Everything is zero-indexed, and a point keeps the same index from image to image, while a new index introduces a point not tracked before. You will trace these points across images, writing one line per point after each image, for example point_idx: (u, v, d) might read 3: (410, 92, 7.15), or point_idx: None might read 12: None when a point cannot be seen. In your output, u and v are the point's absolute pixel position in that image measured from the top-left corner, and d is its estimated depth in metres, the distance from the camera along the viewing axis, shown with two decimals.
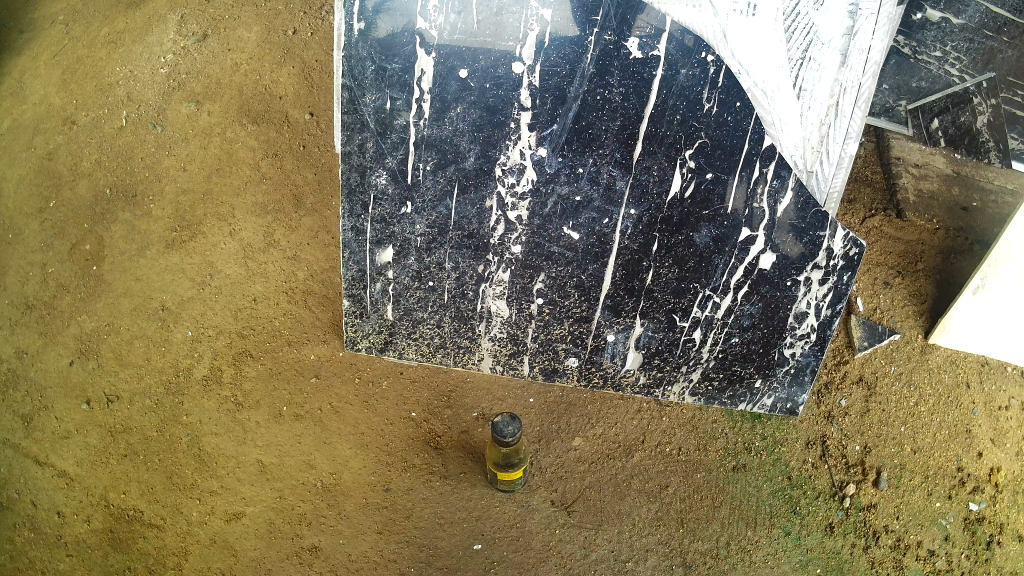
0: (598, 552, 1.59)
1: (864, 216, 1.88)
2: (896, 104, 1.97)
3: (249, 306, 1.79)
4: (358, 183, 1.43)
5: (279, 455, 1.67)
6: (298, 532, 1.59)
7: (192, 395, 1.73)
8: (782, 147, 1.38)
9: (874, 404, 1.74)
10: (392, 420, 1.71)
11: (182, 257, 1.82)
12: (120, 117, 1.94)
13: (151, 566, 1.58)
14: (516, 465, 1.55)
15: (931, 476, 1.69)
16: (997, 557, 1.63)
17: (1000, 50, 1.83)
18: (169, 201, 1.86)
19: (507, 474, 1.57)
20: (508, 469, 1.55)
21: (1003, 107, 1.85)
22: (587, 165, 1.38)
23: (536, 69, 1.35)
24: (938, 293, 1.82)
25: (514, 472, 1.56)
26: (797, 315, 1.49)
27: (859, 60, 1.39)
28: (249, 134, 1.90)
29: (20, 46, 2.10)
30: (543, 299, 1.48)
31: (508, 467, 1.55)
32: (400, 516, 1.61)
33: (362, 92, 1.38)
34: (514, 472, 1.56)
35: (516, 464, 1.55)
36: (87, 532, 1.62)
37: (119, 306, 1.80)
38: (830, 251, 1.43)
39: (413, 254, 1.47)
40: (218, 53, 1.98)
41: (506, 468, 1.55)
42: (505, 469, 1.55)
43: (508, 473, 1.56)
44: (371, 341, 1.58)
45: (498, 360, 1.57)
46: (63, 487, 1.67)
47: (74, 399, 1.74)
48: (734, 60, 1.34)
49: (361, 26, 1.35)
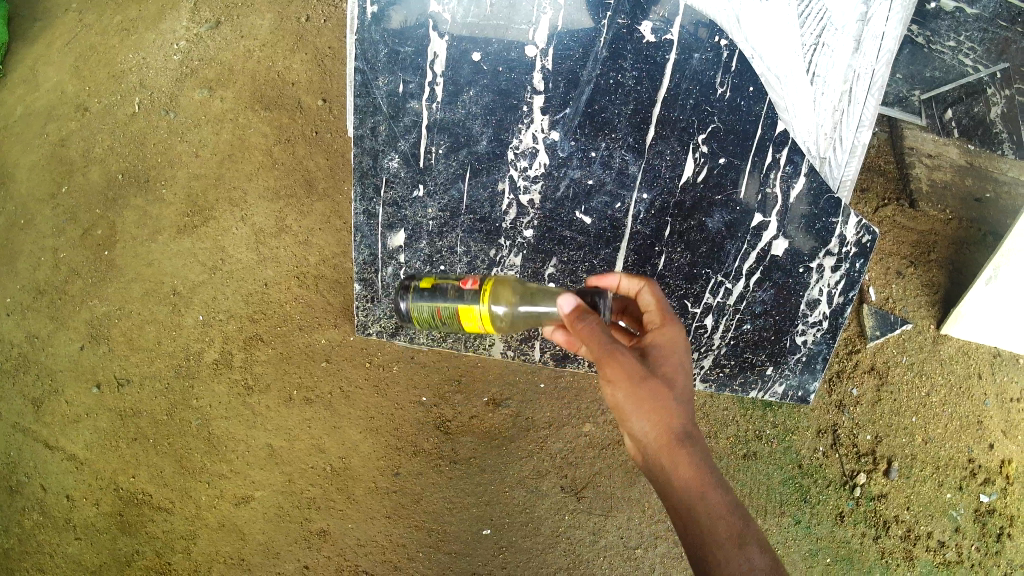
0: (606, 538, 1.67)
1: (877, 205, 1.84)
2: (909, 94, 1.88)
3: (261, 291, 1.78)
4: (370, 166, 1.43)
5: (289, 439, 1.72)
6: (306, 516, 1.69)
7: (202, 379, 1.76)
8: (795, 133, 1.40)
9: (886, 393, 1.75)
10: (403, 404, 1.71)
11: (194, 242, 1.81)
12: (132, 104, 1.88)
13: (158, 548, 1.71)
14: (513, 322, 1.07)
15: (942, 467, 1.72)
16: (1007, 549, 1.71)
17: (1015, 41, 1.75)
18: (181, 186, 1.83)
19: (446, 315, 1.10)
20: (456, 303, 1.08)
21: (1017, 99, 1.78)
22: (600, 149, 1.38)
23: (549, 53, 1.36)
24: (950, 283, 1.81)
25: (481, 324, 1.08)
26: (809, 302, 1.47)
27: (873, 46, 1.41)
28: (262, 120, 1.84)
29: (23, 29, 1.99)
30: (555, 285, 1.45)
31: (480, 286, 1.07)
32: (409, 500, 1.68)
33: (375, 76, 1.39)
34: (473, 318, 1.07)
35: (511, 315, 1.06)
36: (95, 517, 1.73)
37: (131, 290, 1.81)
38: (843, 238, 1.43)
39: (425, 238, 1.45)
40: (231, 40, 1.88)
41: (457, 299, 1.08)
42: (447, 305, 1.09)
43: (456, 317, 1.09)
44: (382, 326, 1.52)
45: (509, 346, 1.52)
46: (73, 470, 1.74)
47: (85, 382, 1.78)
48: (748, 45, 1.37)
49: (374, 10, 1.38)
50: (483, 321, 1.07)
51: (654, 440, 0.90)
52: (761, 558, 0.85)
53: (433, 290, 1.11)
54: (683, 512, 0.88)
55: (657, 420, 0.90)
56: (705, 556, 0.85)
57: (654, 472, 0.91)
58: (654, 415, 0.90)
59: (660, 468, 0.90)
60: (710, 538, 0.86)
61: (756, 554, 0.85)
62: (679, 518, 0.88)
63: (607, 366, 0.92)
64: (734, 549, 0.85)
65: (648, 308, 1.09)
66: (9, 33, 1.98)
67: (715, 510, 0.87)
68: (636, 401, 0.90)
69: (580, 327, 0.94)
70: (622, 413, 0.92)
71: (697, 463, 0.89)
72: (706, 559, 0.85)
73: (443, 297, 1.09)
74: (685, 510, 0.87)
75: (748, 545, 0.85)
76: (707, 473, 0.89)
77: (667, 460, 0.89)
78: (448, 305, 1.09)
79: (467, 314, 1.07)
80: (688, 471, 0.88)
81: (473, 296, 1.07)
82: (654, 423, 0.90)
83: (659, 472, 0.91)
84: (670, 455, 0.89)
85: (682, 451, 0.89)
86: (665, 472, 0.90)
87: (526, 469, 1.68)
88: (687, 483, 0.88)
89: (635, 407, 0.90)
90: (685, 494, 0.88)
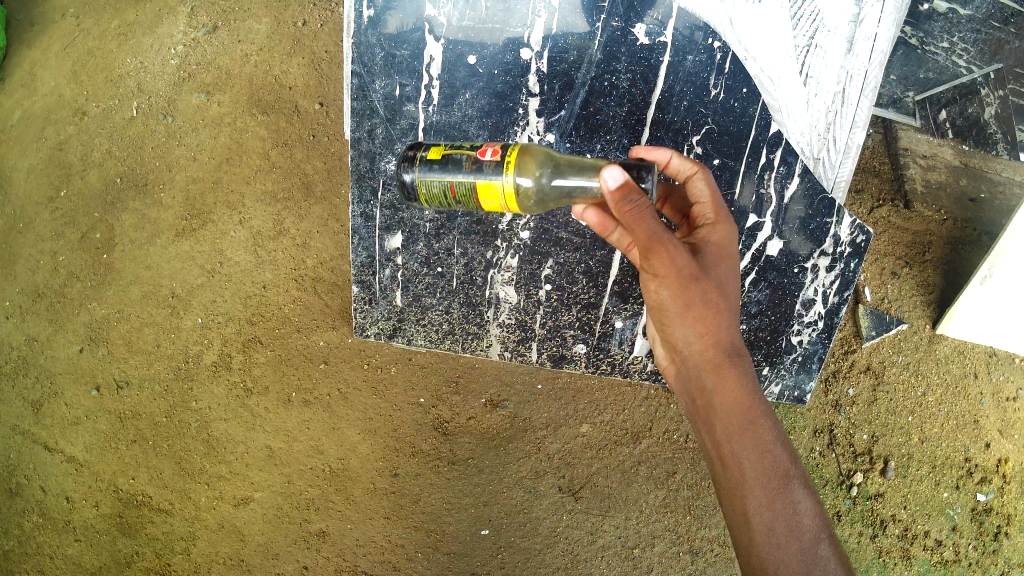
0: (604, 538, 1.67)
1: (872, 206, 1.85)
2: (903, 95, 1.88)
3: (259, 293, 1.79)
4: (367, 169, 1.44)
5: (288, 441, 1.72)
6: (305, 517, 1.69)
7: (201, 381, 1.76)
8: (789, 133, 1.42)
9: (882, 393, 1.75)
10: (401, 405, 1.72)
11: (192, 245, 1.82)
12: (130, 108, 1.89)
13: (157, 549, 1.71)
14: (536, 197, 1.10)
15: (939, 466, 1.73)
16: (1004, 547, 1.71)
17: (1007, 42, 1.77)
18: (179, 189, 1.84)
19: (463, 191, 1.13)
20: (475, 177, 1.10)
21: (1010, 99, 1.79)
22: (595, 150, 1.38)
23: (544, 55, 1.37)
24: (945, 283, 1.81)
25: (502, 202, 1.11)
26: (804, 302, 1.48)
27: (866, 47, 1.42)
28: (260, 124, 1.85)
29: (22, 33, 2.00)
30: (551, 286, 1.47)
31: (503, 160, 1.09)
32: (407, 501, 1.69)
33: (372, 79, 1.41)
34: (496, 194, 1.10)
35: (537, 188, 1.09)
36: (95, 518, 1.73)
37: (130, 293, 1.81)
38: (837, 238, 1.44)
39: (422, 240, 1.46)
40: (229, 44, 1.89)
41: (478, 173, 1.10)
42: (466, 180, 1.11)
43: (474, 193, 1.12)
44: (380, 328, 1.53)
45: (506, 347, 1.52)
46: (72, 473, 1.75)
47: (84, 384, 1.78)
48: (741, 47, 1.39)
49: (371, 13, 1.40)
50: (505, 198, 1.10)
51: (702, 349, 1.06)
52: (801, 489, 1.02)
53: (448, 164, 1.13)
54: (725, 422, 1.05)
55: (703, 327, 1.04)
56: (741, 470, 1.02)
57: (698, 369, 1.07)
58: (706, 328, 1.04)
59: (705, 380, 1.07)
60: (748, 454, 1.03)
61: (796, 487, 1.02)
62: (720, 430, 1.05)
63: (661, 260, 0.99)
64: (776, 474, 1.02)
65: (701, 199, 1.16)
66: (8, 38, 1.99)
67: (757, 432, 1.04)
68: (691, 308, 1.03)
69: (625, 209, 0.96)
70: (674, 317, 1.05)
71: (741, 384, 1.06)
72: (741, 472, 1.02)
73: (461, 171, 1.11)
74: (727, 424, 1.04)
75: (787, 471, 1.03)
76: (751, 394, 1.06)
77: (714, 376, 1.06)
78: (465, 180, 1.11)
79: (488, 190, 1.10)
80: (734, 390, 1.05)
81: (497, 170, 1.09)
82: (705, 335, 1.05)
83: (703, 381, 1.07)
84: (718, 371, 1.06)
85: (726, 359, 1.06)
86: (710, 384, 1.06)
87: (524, 469, 1.69)
88: (729, 399, 1.05)
89: (690, 315, 1.03)
90: (729, 410, 1.05)
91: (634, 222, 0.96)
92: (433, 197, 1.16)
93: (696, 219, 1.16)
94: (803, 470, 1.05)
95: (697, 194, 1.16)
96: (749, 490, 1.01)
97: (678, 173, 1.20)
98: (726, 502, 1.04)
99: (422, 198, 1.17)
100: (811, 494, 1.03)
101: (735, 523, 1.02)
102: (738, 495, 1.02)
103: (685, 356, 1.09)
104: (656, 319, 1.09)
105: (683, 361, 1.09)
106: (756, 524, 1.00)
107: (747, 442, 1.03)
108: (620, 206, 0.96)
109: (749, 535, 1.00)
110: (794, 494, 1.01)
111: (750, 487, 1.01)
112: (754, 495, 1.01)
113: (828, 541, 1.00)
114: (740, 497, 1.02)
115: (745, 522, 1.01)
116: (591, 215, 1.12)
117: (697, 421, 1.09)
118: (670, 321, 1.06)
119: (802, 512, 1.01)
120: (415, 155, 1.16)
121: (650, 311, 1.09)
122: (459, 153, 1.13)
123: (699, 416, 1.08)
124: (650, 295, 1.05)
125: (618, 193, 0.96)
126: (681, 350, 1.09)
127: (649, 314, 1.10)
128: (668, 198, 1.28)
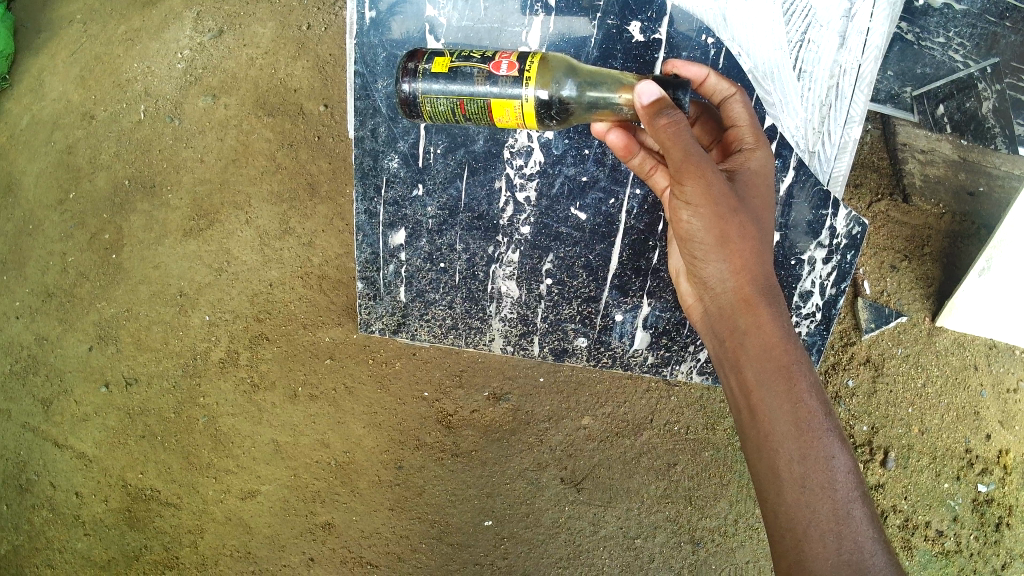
0: (607, 529, 1.69)
1: (871, 201, 1.85)
2: (901, 91, 1.88)
3: (265, 291, 1.82)
4: (371, 167, 1.47)
5: (294, 435, 1.75)
6: (311, 510, 1.72)
7: (209, 377, 1.79)
8: (784, 127, 1.44)
9: (882, 385, 1.77)
10: (405, 399, 1.74)
11: (199, 245, 1.85)
12: (138, 111, 1.93)
13: (166, 542, 1.74)
14: (557, 111, 1.08)
15: (940, 457, 1.74)
16: (1006, 538, 1.72)
17: (1004, 36, 1.81)
18: (186, 191, 1.88)
19: (474, 108, 1.10)
20: (489, 94, 1.08)
21: (1008, 93, 1.82)
22: (593, 146, 1.42)
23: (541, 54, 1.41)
24: (944, 277, 1.82)
25: (520, 119, 1.09)
26: (802, 294, 1.49)
27: (859, 42, 1.44)
28: (266, 125, 1.88)
29: (29, 41, 2.05)
30: (552, 280, 1.49)
31: (524, 74, 1.07)
32: (412, 493, 1.71)
33: (374, 79, 1.44)
34: (513, 111, 1.08)
35: (558, 102, 1.07)
36: (104, 513, 1.76)
37: (138, 293, 1.85)
38: (833, 229, 1.45)
39: (425, 236, 1.49)
40: (234, 48, 1.93)
41: (492, 88, 1.08)
42: (476, 97, 1.09)
43: (487, 111, 1.10)
44: (384, 324, 1.56)
45: (508, 341, 1.55)
46: (82, 468, 1.78)
47: (93, 382, 1.82)
48: (734, 43, 1.42)
49: (373, 15, 1.43)
50: (524, 115, 1.09)
51: (735, 287, 1.09)
52: (837, 444, 1.01)
53: (456, 77, 1.09)
54: (756, 365, 1.06)
55: (735, 265, 1.08)
56: (771, 416, 1.03)
57: (732, 307, 1.09)
58: (739, 265, 1.08)
59: (736, 320, 1.09)
60: (780, 402, 1.03)
61: (832, 442, 1.01)
62: (750, 375, 1.06)
63: (695, 185, 1.02)
64: (809, 425, 1.02)
65: (739, 123, 1.22)
66: (15, 44, 2.04)
67: (790, 381, 1.04)
68: (725, 241, 1.06)
69: (659, 123, 0.99)
70: (707, 250, 1.08)
71: (774, 329, 1.07)
72: (771, 421, 1.03)
73: (472, 86, 1.08)
74: (759, 366, 1.06)
75: (821, 424, 1.02)
76: (785, 340, 1.07)
77: (747, 316, 1.08)
78: (476, 97, 1.09)
79: (507, 108, 1.08)
80: (767, 333, 1.07)
81: (516, 85, 1.07)
82: (739, 271, 1.08)
83: (735, 322, 1.09)
84: (751, 310, 1.08)
85: (758, 299, 1.08)
86: (742, 324, 1.08)
87: (526, 461, 1.71)
88: (761, 343, 1.06)
89: (724, 249, 1.07)
90: (761, 354, 1.06)
91: (669, 141, 0.99)
92: (437, 113, 1.13)
93: (732, 143, 1.21)
94: (837, 424, 1.03)
95: (735, 117, 1.22)
96: (778, 438, 1.02)
97: (714, 93, 1.26)
98: (753, 451, 1.04)
99: (423, 114, 1.13)
100: (846, 451, 1.02)
101: (761, 474, 1.03)
102: (768, 443, 1.02)
103: (717, 294, 1.11)
104: (689, 255, 1.12)
105: (715, 299, 1.12)
106: (785, 474, 1.00)
107: (779, 390, 1.04)
108: (654, 120, 0.99)
109: (777, 486, 1.00)
110: (830, 448, 1.01)
111: (780, 431, 1.02)
112: (785, 445, 1.01)
113: (861, 502, 0.99)
114: (770, 446, 1.02)
115: (773, 472, 1.01)
116: (615, 136, 1.17)
117: (726, 363, 1.11)
118: (704, 256, 1.09)
119: (836, 469, 0.99)
120: (414, 67, 1.11)
121: (683, 245, 1.12)
122: (467, 65, 1.09)
123: (728, 358, 1.10)
124: (682, 225, 1.09)
125: (651, 108, 0.99)
126: (713, 288, 1.11)
127: (681, 248, 1.13)
128: (700, 117, 1.26)
